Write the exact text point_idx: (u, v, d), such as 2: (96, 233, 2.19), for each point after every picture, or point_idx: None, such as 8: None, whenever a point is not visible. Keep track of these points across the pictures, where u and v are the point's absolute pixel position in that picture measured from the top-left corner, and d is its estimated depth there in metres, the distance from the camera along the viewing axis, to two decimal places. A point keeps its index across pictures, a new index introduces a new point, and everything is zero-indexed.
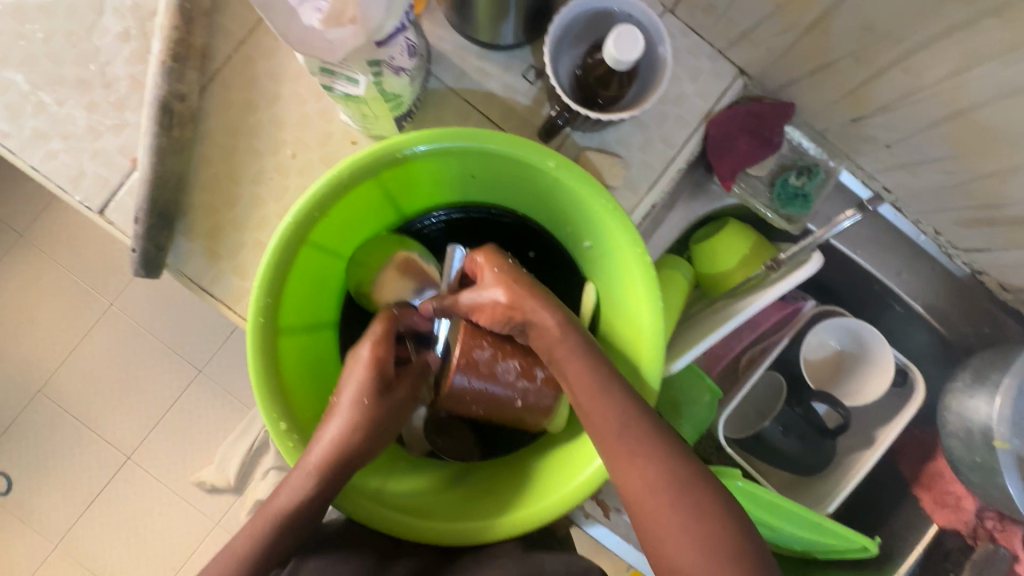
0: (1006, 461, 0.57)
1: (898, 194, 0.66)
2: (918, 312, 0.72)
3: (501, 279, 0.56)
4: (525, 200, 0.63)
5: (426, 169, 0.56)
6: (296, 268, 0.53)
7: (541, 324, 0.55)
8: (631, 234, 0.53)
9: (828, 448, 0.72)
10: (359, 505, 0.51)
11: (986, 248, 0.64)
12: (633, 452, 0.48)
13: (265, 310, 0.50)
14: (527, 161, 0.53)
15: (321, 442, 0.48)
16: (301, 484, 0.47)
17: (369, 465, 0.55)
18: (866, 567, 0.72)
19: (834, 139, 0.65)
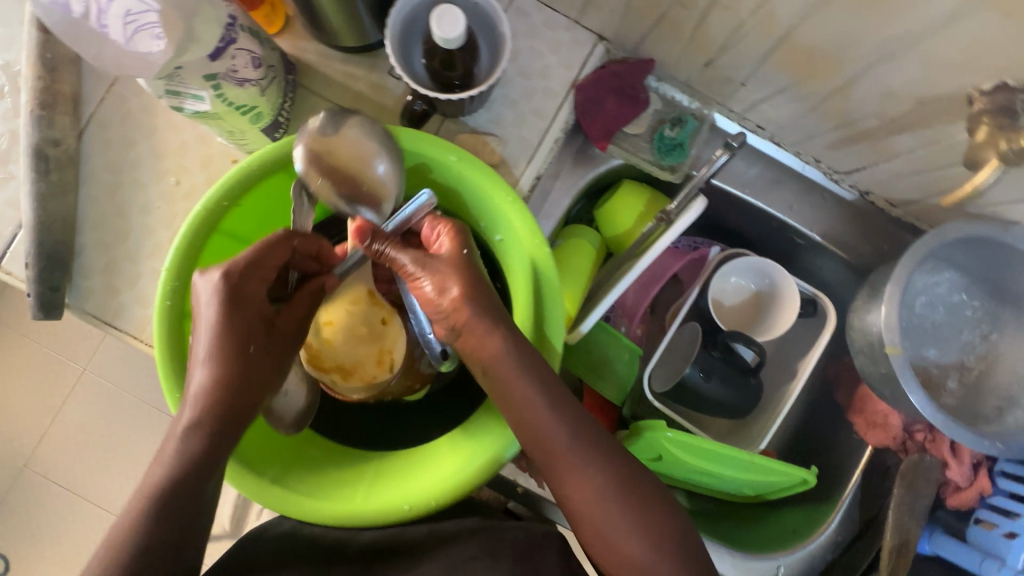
0: (900, 366, 0.59)
1: (771, 129, 0.68)
2: (818, 241, 0.74)
3: (456, 264, 0.51)
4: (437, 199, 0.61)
5: None
6: (209, 256, 0.52)
7: (493, 344, 0.49)
8: (533, 227, 0.52)
9: (754, 388, 0.73)
10: (283, 506, 0.48)
11: (861, 167, 0.65)
12: (586, 467, 0.48)
13: (170, 289, 0.49)
14: (427, 154, 0.52)
15: (196, 397, 0.43)
16: (180, 446, 0.43)
17: (274, 456, 0.52)
18: (815, 499, 0.73)
19: (699, 86, 0.67)
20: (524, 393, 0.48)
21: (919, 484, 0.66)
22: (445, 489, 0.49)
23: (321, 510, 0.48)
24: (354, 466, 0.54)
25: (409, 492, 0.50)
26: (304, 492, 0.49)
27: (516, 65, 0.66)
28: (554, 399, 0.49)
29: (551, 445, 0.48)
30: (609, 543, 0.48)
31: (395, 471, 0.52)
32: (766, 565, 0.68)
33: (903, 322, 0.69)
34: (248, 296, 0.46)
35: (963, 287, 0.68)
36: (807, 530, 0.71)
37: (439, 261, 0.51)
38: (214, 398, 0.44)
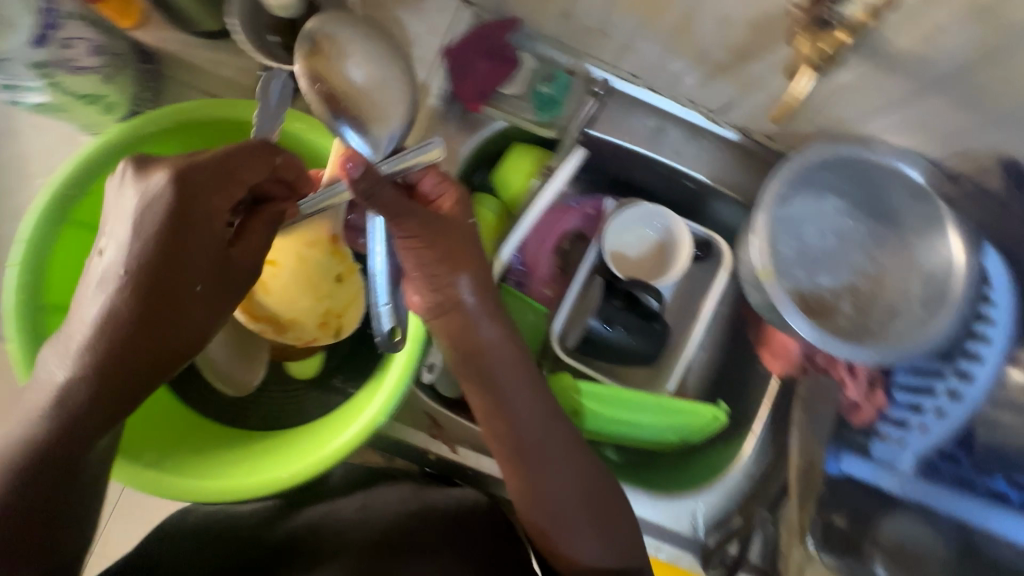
0: (772, 286, 0.62)
1: (643, 78, 0.69)
2: (707, 184, 0.75)
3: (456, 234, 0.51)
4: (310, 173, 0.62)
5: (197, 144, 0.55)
6: (68, 247, 0.51)
7: (481, 331, 0.53)
8: None
9: (658, 334, 0.74)
10: (159, 490, 0.48)
11: (730, 104, 0.67)
12: (550, 474, 0.54)
13: (26, 287, 0.48)
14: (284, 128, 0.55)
15: (109, 319, 0.38)
16: (78, 368, 0.38)
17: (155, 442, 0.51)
18: (730, 437, 0.74)
19: (568, 40, 0.68)
20: (497, 384, 0.54)
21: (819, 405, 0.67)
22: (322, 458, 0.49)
23: (197, 491, 0.48)
24: (243, 443, 0.54)
25: (292, 462, 0.49)
26: (181, 472, 0.49)
27: None
28: (532, 401, 0.54)
29: (518, 442, 0.54)
30: (561, 537, 0.54)
31: (281, 444, 0.52)
32: (684, 505, 0.69)
33: (793, 253, 0.70)
34: (189, 216, 0.40)
35: (847, 212, 0.69)
36: (723, 465, 0.71)
37: (450, 233, 0.50)
38: (127, 325, 0.39)
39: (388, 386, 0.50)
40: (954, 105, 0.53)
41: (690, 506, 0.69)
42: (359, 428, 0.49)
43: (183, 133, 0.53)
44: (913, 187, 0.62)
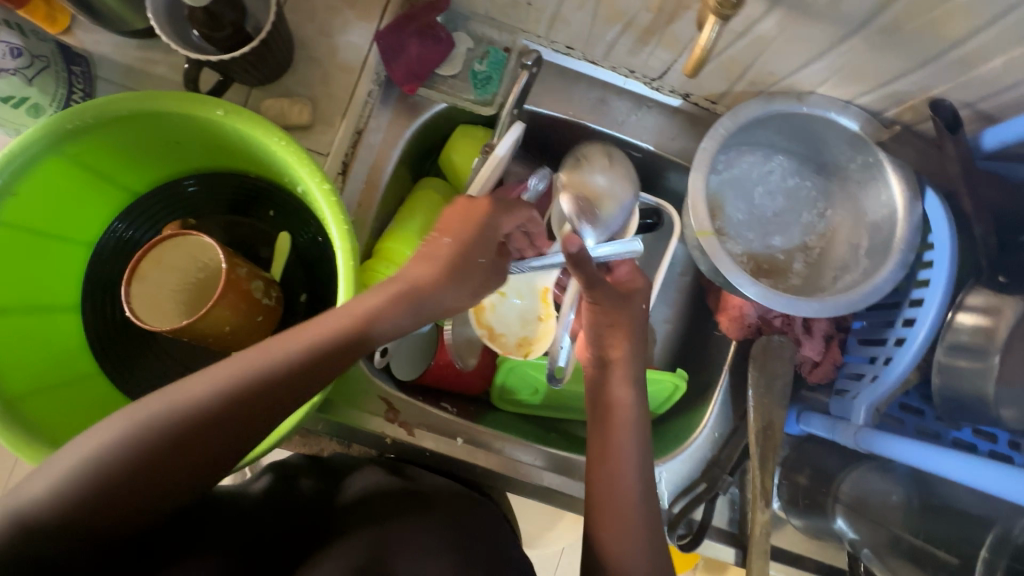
0: (711, 246, 0.61)
1: (579, 49, 0.69)
2: (653, 152, 0.74)
3: (635, 318, 0.61)
4: (241, 160, 0.59)
5: (116, 140, 0.54)
6: None
7: (615, 393, 0.59)
8: (310, 165, 0.52)
9: None
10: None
11: (666, 68, 0.66)
12: (631, 531, 0.52)
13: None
14: (194, 114, 0.52)
15: (385, 292, 0.50)
16: (341, 318, 0.47)
17: None
18: (695, 406, 0.74)
19: (500, 16, 0.68)
20: (625, 408, 0.58)
21: (777, 367, 0.66)
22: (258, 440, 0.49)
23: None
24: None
25: None
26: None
27: (313, 25, 0.66)
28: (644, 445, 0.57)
29: (617, 484, 0.54)
30: (616, 563, 0.51)
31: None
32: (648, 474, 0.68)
33: (743, 215, 0.70)
34: (426, 270, 0.51)
35: (794, 171, 0.70)
36: (686, 433, 0.71)
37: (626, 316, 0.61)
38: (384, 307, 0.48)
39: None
40: (878, 50, 0.52)
41: (655, 476, 0.68)
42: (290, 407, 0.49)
43: (101, 131, 0.52)
44: (851, 136, 0.62)
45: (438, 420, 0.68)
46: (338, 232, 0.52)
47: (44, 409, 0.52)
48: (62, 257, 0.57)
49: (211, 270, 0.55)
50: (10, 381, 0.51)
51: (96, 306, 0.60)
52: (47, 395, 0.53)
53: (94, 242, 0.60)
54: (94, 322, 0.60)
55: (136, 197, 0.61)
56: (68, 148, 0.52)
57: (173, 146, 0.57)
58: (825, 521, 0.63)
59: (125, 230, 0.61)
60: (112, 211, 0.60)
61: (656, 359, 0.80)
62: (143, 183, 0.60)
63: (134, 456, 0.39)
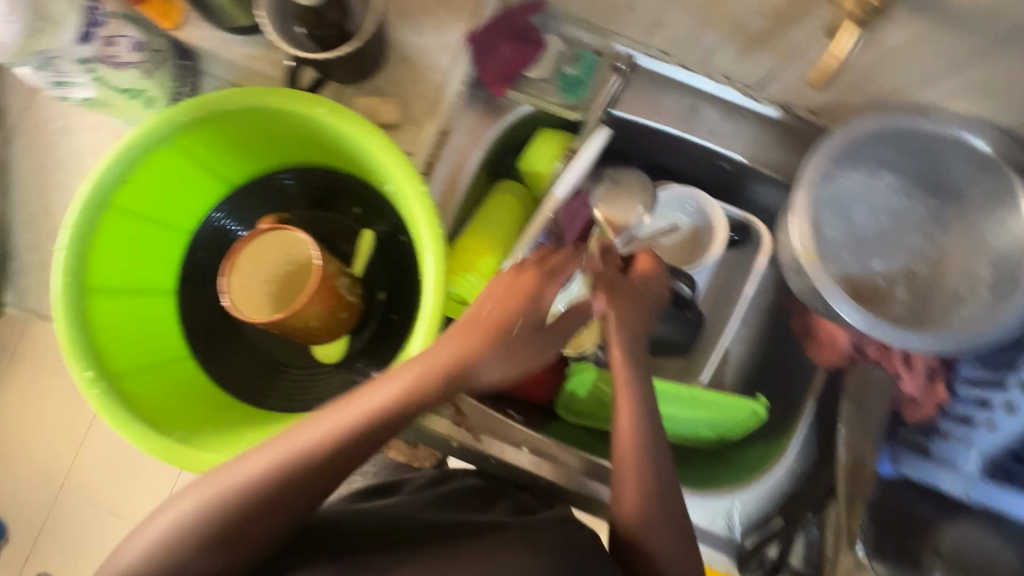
0: (816, 270, 0.57)
1: (675, 54, 0.66)
2: (746, 164, 0.70)
3: (637, 294, 0.59)
4: (334, 158, 0.60)
5: (222, 133, 0.56)
6: (107, 236, 0.54)
7: (626, 370, 0.55)
8: (408, 167, 0.52)
9: (692, 322, 0.71)
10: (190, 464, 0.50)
11: (770, 77, 0.63)
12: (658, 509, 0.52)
13: (70, 268, 0.51)
14: (297, 112, 0.53)
15: (432, 362, 0.46)
16: (392, 393, 0.45)
17: (189, 426, 0.53)
18: (774, 434, 0.70)
19: (595, 19, 0.66)
20: (625, 401, 0.54)
21: (871, 401, 0.62)
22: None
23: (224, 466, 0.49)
24: (273, 424, 0.56)
25: None
26: (205, 449, 0.51)
27: (408, 24, 0.66)
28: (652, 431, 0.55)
29: (632, 475, 0.52)
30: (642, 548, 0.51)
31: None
32: (720, 504, 0.65)
33: (842, 236, 0.65)
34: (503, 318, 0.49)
35: (904, 192, 0.64)
36: (764, 463, 0.68)
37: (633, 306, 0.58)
38: (428, 382, 0.46)
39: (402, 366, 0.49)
40: None
41: (726, 505, 0.66)
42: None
43: (211, 123, 0.54)
44: (979, 157, 0.57)
45: (505, 427, 0.68)
46: (429, 232, 0.52)
47: (141, 387, 0.54)
48: (162, 242, 0.60)
49: (299, 263, 0.56)
50: (113, 358, 0.53)
51: (189, 291, 0.63)
52: (143, 373, 0.55)
53: (191, 229, 0.62)
54: (185, 305, 0.62)
55: (231, 187, 0.63)
56: (179, 140, 0.54)
57: (272, 140, 0.58)
58: None
59: (218, 219, 0.63)
60: (209, 200, 0.62)
61: (730, 380, 0.77)
62: (239, 175, 0.62)
63: (191, 536, 0.42)
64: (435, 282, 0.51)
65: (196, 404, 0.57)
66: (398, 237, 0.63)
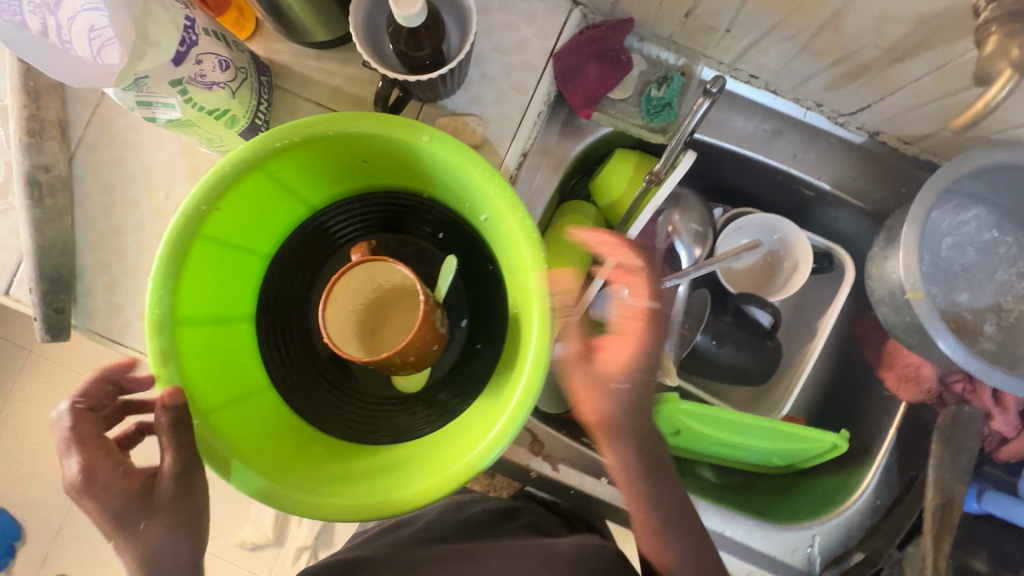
0: (925, 310, 0.56)
1: (764, 78, 0.64)
2: (828, 191, 0.69)
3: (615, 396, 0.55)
4: (423, 182, 0.58)
5: (314, 159, 0.53)
6: (195, 267, 0.51)
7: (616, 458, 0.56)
8: (513, 200, 0.50)
9: (771, 352, 0.69)
10: (292, 506, 0.48)
11: (866, 105, 0.61)
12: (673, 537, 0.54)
13: (161, 302, 0.48)
14: (400, 139, 0.50)
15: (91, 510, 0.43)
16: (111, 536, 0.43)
17: (282, 465, 0.51)
18: (851, 464, 0.69)
19: (684, 40, 0.64)
20: (641, 512, 0.55)
21: (960, 439, 0.61)
22: (448, 480, 0.48)
23: (329, 508, 0.48)
24: (365, 461, 0.54)
25: (408, 484, 0.49)
26: (305, 491, 0.49)
27: (490, 41, 0.63)
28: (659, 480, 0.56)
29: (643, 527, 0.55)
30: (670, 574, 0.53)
31: (399, 466, 0.52)
32: (800, 536, 0.65)
33: (930, 267, 0.64)
34: (100, 466, 0.43)
35: (993, 224, 0.64)
36: (842, 496, 0.67)
37: (624, 396, 0.55)
38: (107, 520, 0.43)
39: (510, 410, 0.47)
40: None
41: (807, 538, 0.65)
42: (483, 447, 0.48)
43: (305, 149, 0.51)
44: None
45: (582, 455, 0.66)
46: (535, 268, 0.50)
47: (230, 423, 0.52)
48: (244, 269, 0.57)
49: (388, 289, 0.56)
50: (203, 395, 0.51)
51: (267, 318, 0.60)
52: (230, 408, 0.53)
53: (270, 255, 0.60)
54: (266, 333, 0.59)
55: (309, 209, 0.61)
56: (271, 167, 0.51)
57: (361, 164, 0.56)
58: None
59: (297, 244, 0.60)
60: (290, 224, 0.59)
61: (798, 407, 0.76)
62: (323, 199, 0.59)
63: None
64: (541, 321, 0.49)
65: (284, 439, 0.55)
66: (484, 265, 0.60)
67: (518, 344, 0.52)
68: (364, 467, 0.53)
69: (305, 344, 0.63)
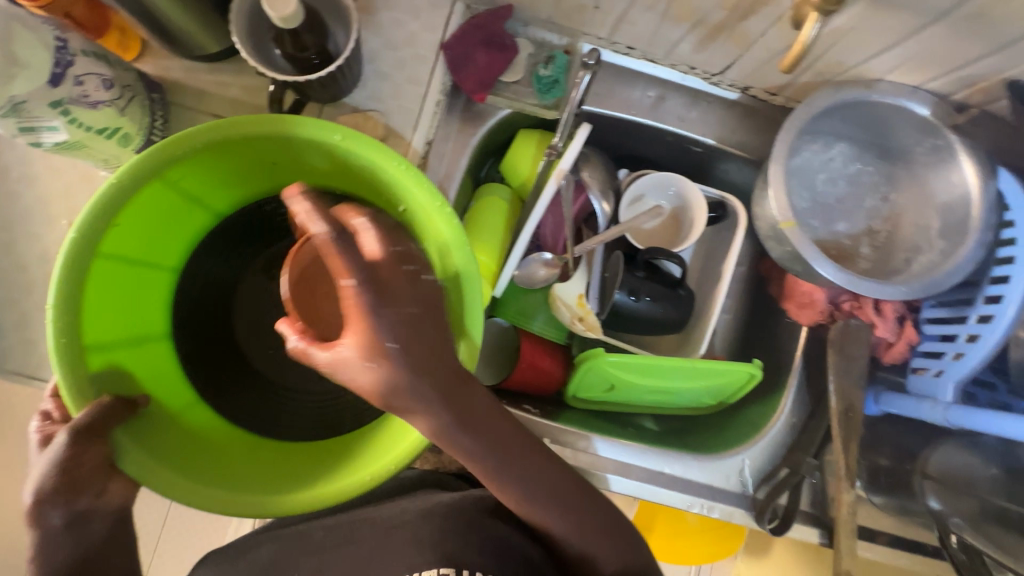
0: (795, 236, 0.62)
1: (640, 48, 0.70)
2: (714, 145, 0.75)
3: (427, 356, 0.44)
4: (337, 179, 0.57)
5: (217, 163, 0.51)
6: (98, 287, 0.48)
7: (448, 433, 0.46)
8: (430, 187, 0.50)
9: (687, 301, 0.74)
10: (227, 507, 0.47)
11: (730, 63, 0.68)
12: (528, 492, 0.52)
13: (64, 329, 0.45)
14: (310, 137, 0.49)
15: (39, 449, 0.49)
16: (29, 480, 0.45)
17: (225, 475, 0.49)
18: (770, 391, 0.75)
19: (562, 20, 0.69)
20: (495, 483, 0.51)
21: (852, 349, 0.68)
22: (383, 467, 0.48)
23: (270, 506, 0.47)
24: (313, 457, 0.53)
25: (359, 466, 0.49)
26: (246, 489, 0.48)
27: (379, 39, 0.66)
28: (507, 455, 0.50)
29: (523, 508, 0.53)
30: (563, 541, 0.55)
31: (339, 459, 0.52)
32: (731, 463, 0.70)
33: (807, 204, 0.72)
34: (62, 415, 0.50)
35: (856, 157, 0.71)
36: (764, 421, 0.73)
37: (410, 387, 0.43)
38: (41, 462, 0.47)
39: None
40: (955, 36, 0.54)
41: (737, 464, 0.70)
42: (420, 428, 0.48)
43: (206, 153, 0.49)
44: (920, 121, 0.63)
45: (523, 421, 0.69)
46: (460, 250, 0.51)
47: (163, 441, 0.50)
48: (150, 284, 0.55)
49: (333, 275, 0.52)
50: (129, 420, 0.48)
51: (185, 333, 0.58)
52: (154, 429, 0.50)
53: (178, 267, 0.58)
54: (186, 350, 0.58)
55: (220, 217, 0.58)
56: (171, 175, 0.49)
57: (269, 166, 0.55)
58: (909, 498, 0.66)
59: (206, 254, 0.59)
60: (196, 233, 0.57)
61: (720, 348, 0.82)
62: (230, 204, 0.57)
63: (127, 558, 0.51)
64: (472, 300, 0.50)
65: (217, 449, 0.53)
66: None
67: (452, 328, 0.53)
68: (311, 463, 0.52)
69: None
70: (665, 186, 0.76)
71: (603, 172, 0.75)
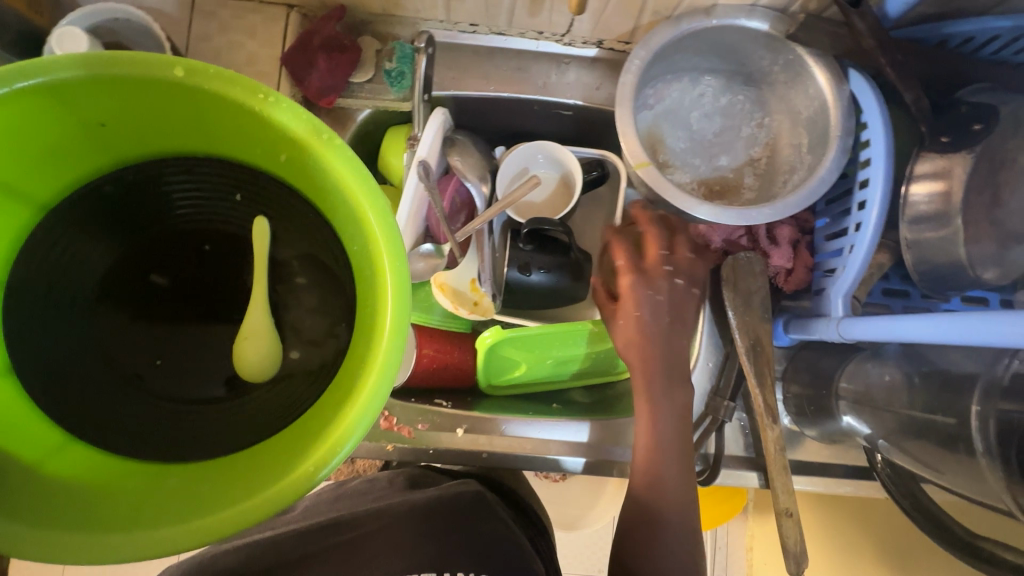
0: (650, 176, 0.61)
1: (483, 23, 0.69)
2: (583, 107, 0.74)
3: (638, 300, 0.62)
4: (188, 135, 0.47)
5: (23, 129, 0.42)
6: None
7: (639, 358, 0.62)
8: (308, 119, 0.42)
9: (582, 266, 0.72)
10: (148, 550, 0.39)
11: (571, 21, 0.67)
12: (663, 456, 0.60)
13: None
14: (136, 78, 0.41)
15: None
16: None
17: (126, 517, 0.40)
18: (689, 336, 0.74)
19: (399, 11, 0.68)
20: (648, 436, 0.61)
21: (753, 283, 0.66)
22: (327, 448, 0.40)
23: (200, 531, 0.39)
24: (235, 462, 0.44)
25: (291, 461, 0.40)
26: (163, 522, 0.39)
27: (220, 64, 0.66)
28: (672, 436, 0.60)
29: (643, 482, 0.60)
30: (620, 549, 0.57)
31: (266, 455, 0.43)
32: None
33: (684, 144, 0.70)
34: None
35: (722, 90, 0.70)
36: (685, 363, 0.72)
37: (628, 334, 0.62)
38: None
39: (377, 364, 0.41)
40: None
41: None
42: (357, 405, 0.40)
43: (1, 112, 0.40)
44: (765, 39, 0.62)
45: (435, 416, 0.69)
46: (361, 190, 0.43)
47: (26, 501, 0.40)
48: None
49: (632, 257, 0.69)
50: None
51: (41, 358, 0.46)
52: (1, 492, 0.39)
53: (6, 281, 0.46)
54: (41, 383, 0.46)
55: (49, 205, 0.48)
56: None
57: (95, 130, 0.45)
58: (833, 423, 0.64)
59: (41, 256, 0.47)
60: (17, 234, 0.46)
61: None
62: (56, 190, 0.47)
63: None
64: (389, 243, 0.43)
65: (105, 490, 0.42)
66: (299, 211, 0.50)
67: (369, 285, 0.45)
68: (233, 467, 0.43)
69: (110, 374, 0.48)
70: (535, 154, 0.75)
71: (476, 151, 0.73)
